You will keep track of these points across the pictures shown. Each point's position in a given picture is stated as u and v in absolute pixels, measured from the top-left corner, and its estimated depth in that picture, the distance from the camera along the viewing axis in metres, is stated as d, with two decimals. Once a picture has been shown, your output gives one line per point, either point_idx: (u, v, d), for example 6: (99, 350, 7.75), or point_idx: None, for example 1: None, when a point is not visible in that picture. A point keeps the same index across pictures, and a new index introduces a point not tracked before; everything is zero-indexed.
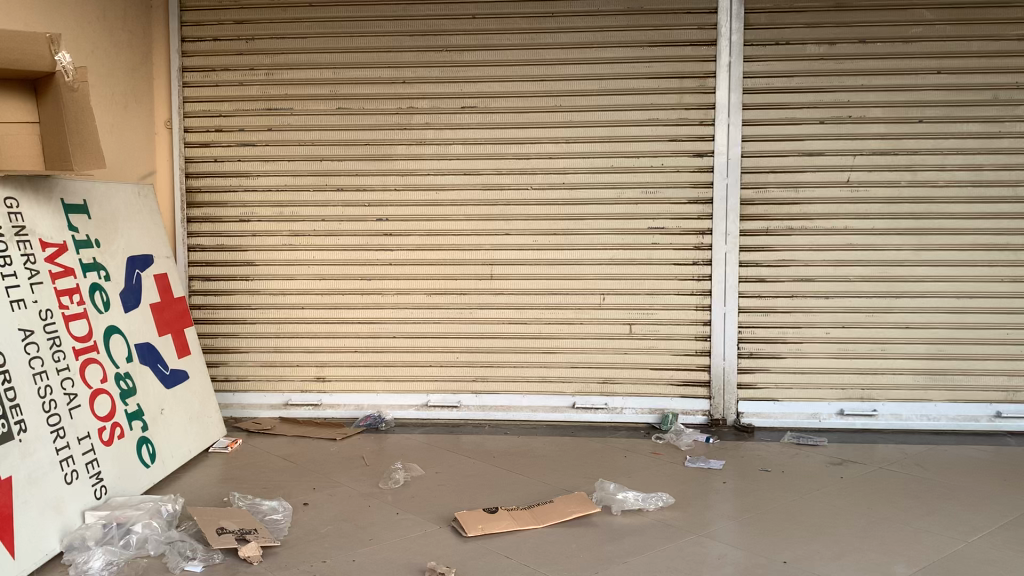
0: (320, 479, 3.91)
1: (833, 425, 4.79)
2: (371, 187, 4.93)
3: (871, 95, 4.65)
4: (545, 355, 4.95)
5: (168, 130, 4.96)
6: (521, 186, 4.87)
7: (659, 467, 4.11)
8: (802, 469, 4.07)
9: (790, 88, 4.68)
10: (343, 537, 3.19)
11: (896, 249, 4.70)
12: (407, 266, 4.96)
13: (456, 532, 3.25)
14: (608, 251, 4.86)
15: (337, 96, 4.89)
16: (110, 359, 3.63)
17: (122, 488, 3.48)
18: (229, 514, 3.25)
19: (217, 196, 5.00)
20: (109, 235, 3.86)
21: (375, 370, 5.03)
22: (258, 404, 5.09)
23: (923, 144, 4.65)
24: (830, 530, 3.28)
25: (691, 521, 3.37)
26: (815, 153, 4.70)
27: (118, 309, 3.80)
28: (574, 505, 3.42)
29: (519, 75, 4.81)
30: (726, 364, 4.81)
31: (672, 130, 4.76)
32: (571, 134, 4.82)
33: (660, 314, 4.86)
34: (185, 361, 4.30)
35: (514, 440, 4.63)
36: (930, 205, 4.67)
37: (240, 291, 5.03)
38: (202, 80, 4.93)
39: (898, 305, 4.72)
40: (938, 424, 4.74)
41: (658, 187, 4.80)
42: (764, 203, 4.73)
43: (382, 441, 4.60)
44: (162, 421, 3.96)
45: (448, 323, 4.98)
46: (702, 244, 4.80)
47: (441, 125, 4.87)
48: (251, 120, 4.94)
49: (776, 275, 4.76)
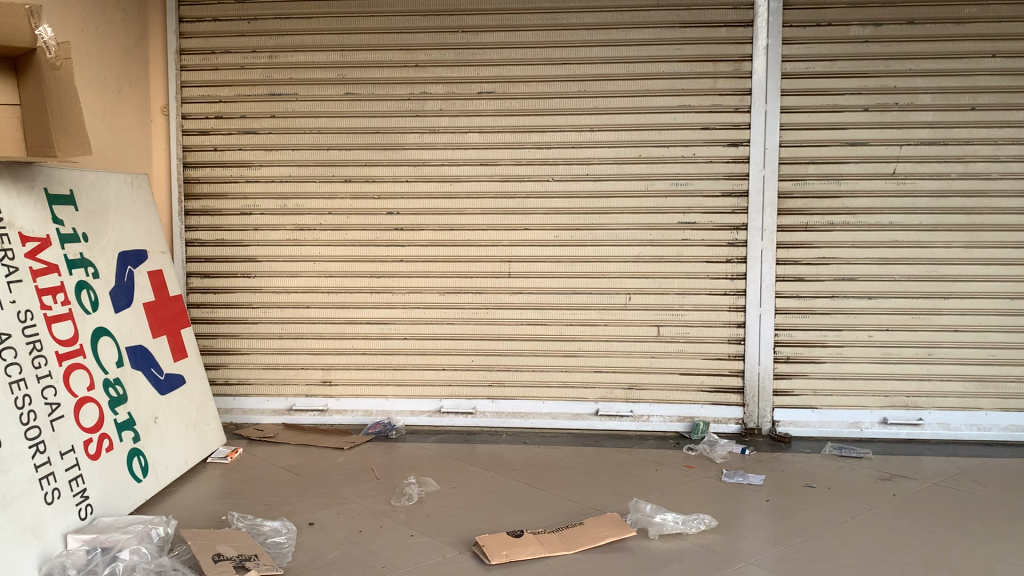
0: (326, 495, 3.59)
1: (875, 435, 4.47)
2: (382, 179, 4.62)
3: (920, 81, 4.32)
4: (566, 359, 4.63)
5: (165, 116, 4.65)
6: (542, 178, 4.55)
7: (694, 481, 3.79)
8: (851, 485, 3.75)
9: (833, 73, 4.35)
10: (352, 566, 2.88)
11: (944, 246, 4.37)
12: (420, 264, 4.65)
13: (477, 559, 2.93)
14: (635, 247, 4.54)
15: (345, 80, 4.57)
16: (98, 364, 3.32)
17: (109, 507, 3.17)
18: (227, 537, 2.94)
19: (217, 187, 4.68)
20: (98, 229, 3.55)
21: (384, 374, 4.72)
22: (260, 409, 4.78)
23: (975, 133, 4.32)
24: (892, 557, 2.97)
25: (736, 547, 3.05)
26: (858, 143, 4.37)
27: (108, 309, 3.49)
28: (607, 529, 3.11)
29: (541, 58, 4.48)
30: (761, 369, 4.50)
31: (705, 118, 4.44)
32: (596, 122, 4.49)
33: (690, 315, 4.54)
34: (181, 365, 3.99)
35: (535, 450, 4.32)
36: (982, 198, 4.34)
37: (241, 289, 4.72)
38: (202, 63, 4.61)
39: (947, 306, 4.40)
40: (989, 434, 4.42)
41: (688, 179, 4.48)
42: (804, 196, 4.41)
43: (393, 450, 4.29)
44: (155, 430, 3.65)
45: (463, 324, 4.67)
46: (736, 240, 4.47)
47: (456, 112, 4.55)
48: (253, 106, 4.62)
49: (816, 274, 4.44)
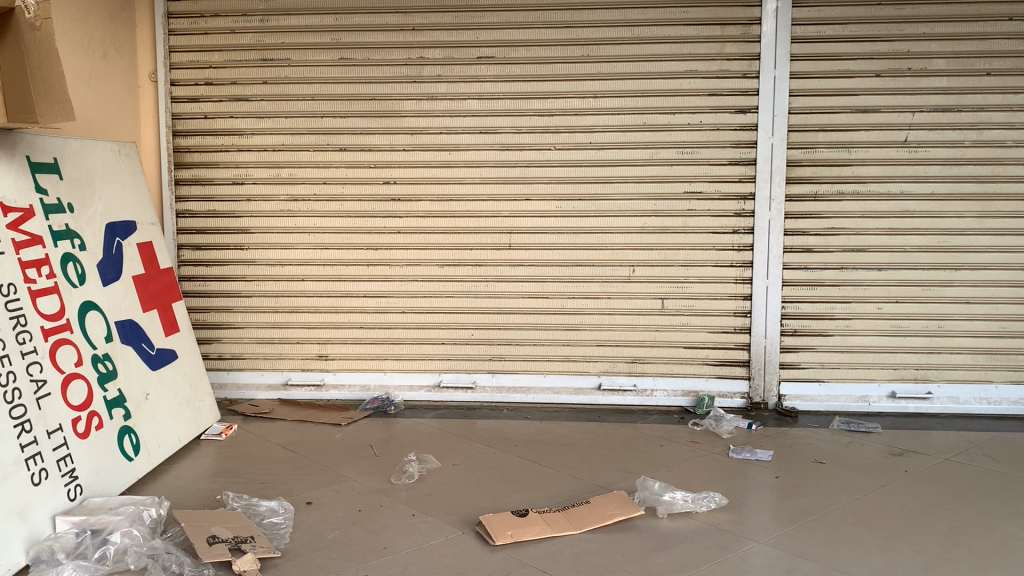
0: (324, 473, 3.49)
1: (884, 409, 4.39)
2: (379, 147, 4.47)
3: (934, 45, 4.17)
4: (568, 332, 4.52)
5: (153, 83, 4.49)
6: (544, 147, 4.42)
7: (701, 458, 3.70)
8: (861, 461, 3.67)
9: (845, 37, 4.20)
10: (353, 547, 2.79)
11: (957, 216, 4.26)
12: (418, 235, 4.52)
13: (482, 540, 2.84)
14: (639, 218, 4.42)
15: (339, 45, 4.41)
16: (86, 340, 3.20)
17: (100, 486, 3.07)
18: (222, 518, 2.84)
19: (208, 156, 4.54)
20: (85, 199, 3.41)
21: (381, 349, 4.61)
22: (255, 384, 4.67)
23: (990, 99, 4.19)
24: (909, 537, 2.88)
25: (747, 526, 2.97)
26: (870, 109, 4.24)
27: (95, 282, 3.36)
28: (615, 508, 3.02)
29: (542, 22, 4.32)
30: (768, 343, 4.40)
31: (712, 83, 4.30)
32: (599, 88, 4.35)
33: (695, 287, 4.44)
34: (173, 340, 3.87)
35: (536, 426, 4.23)
36: (995, 166, 4.22)
37: (234, 261, 4.59)
38: (191, 27, 4.45)
39: (958, 278, 4.30)
40: (999, 408, 4.34)
41: (695, 147, 4.35)
42: (813, 164, 4.28)
43: (392, 426, 4.19)
44: (147, 407, 3.54)
45: (462, 297, 4.55)
46: (744, 211, 4.35)
47: (455, 78, 4.40)
48: (245, 72, 4.46)
49: (825, 245, 4.33)
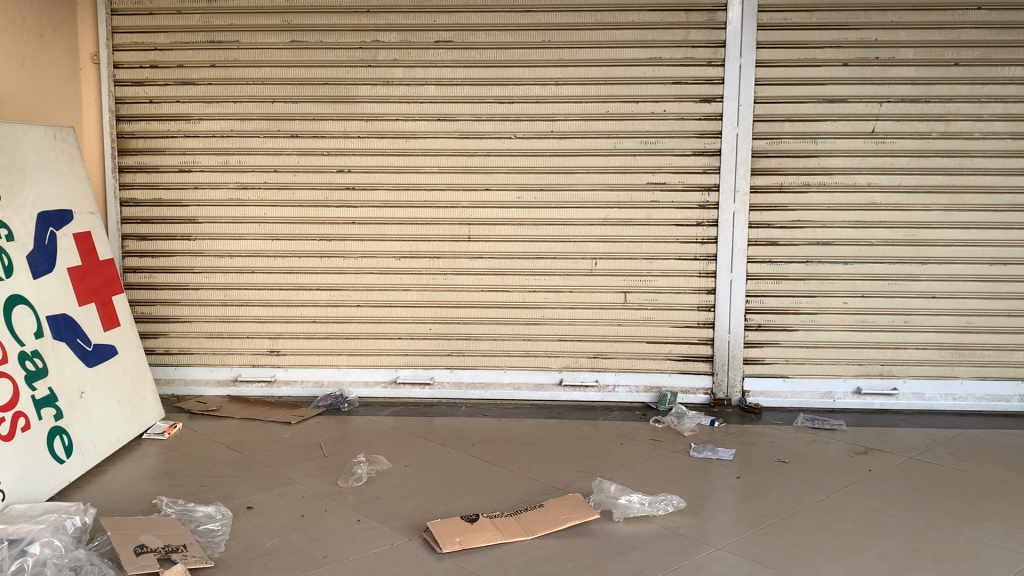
0: (269, 475, 3.34)
1: (848, 406, 4.32)
2: (333, 134, 4.30)
3: (902, 34, 4.07)
4: (529, 327, 4.40)
5: (96, 66, 4.29)
6: (504, 135, 4.28)
7: (661, 457, 3.60)
8: (825, 460, 3.58)
9: (812, 25, 4.09)
10: (292, 555, 2.64)
11: (923, 209, 4.18)
12: (374, 226, 4.36)
13: (429, 546, 2.71)
14: (601, 210, 4.29)
15: (290, 27, 4.23)
16: (12, 336, 3.02)
17: (25, 492, 2.90)
18: (154, 525, 2.69)
19: (153, 142, 4.35)
20: (13, 186, 3.22)
21: (334, 343, 4.45)
22: (204, 380, 4.50)
23: (958, 91, 4.10)
24: (873, 541, 2.78)
25: (706, 530, 2.86)
26: (837, 99, 4.14)
27: (25, 275, 3.18)
28: (570, 512, 2.90)
29: (502, 5, 4.17)
30: (731, 338, 4.30)
31: (677, 71, 4.17)
32: (561, 75, 4.21)
33: (658, 281, 4.33)
34: (113, 335, 3.69)
35: (494, 423, 4.10)
36: (962, 159, 4.15)
37: (181, 252, 4.41)
38: (134, 7, 4.25)
39: (925, 272, 4.22)
40: (964, 404, 4.28)
41: (659, 137, 4.23)
42: (778, 155, 4.18)
43: (344, 424, 4.05)
44: (82, 406, 3.37)
45: (420, 290, 4.40)
46: (708, 203, 4.25)
47: (412, 63, 4.24)
48: (191, 55, 4.27)
49: (790, 238, 4.23)
